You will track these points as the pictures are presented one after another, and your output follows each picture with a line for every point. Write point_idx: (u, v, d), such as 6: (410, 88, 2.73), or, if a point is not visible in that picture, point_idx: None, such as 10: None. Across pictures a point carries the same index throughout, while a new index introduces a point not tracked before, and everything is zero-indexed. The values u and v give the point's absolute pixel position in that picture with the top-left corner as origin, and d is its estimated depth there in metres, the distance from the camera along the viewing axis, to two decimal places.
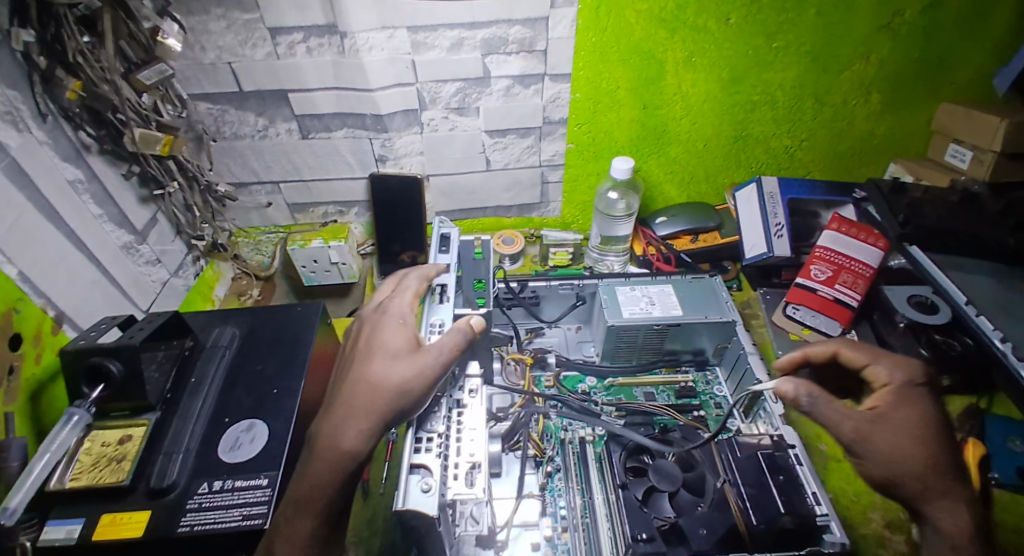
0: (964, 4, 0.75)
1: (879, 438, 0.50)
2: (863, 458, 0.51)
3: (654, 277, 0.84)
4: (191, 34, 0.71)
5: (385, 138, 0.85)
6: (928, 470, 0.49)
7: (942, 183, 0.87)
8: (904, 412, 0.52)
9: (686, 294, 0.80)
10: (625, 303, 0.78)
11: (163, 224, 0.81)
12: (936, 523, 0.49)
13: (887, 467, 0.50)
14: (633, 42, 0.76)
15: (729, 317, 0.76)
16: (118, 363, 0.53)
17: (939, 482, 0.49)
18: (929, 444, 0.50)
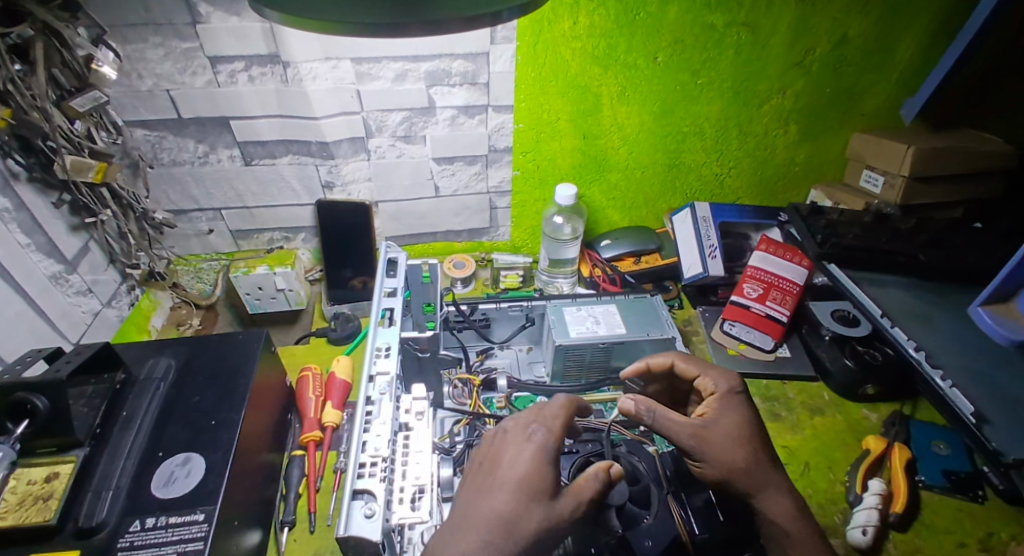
0: (860, 46, 0.84)
1: (713, 440, 0.57)
2: (702, 461, 0.57)
3: (599, 297, 0.87)
4: (128, 63, 0.70)
5: (332, 165, 0.85)
6: (749, 465, 0.57)
7: (858, 206, 0.94)
8: (730, 416, 0.60)
9: (629, 312, 0.83)
10: (572, 323, 0.80)
11: (96, 253, 0.78)
12: (765, 511, 0.56)
13: (721, 467, 0.56)
14: (570, 76, 0.80)
15: (669, 334, 0.79)
16: (44, 398, 0.53)
17: (762, 473, 0.57)
18: (750, 443, 0.58)
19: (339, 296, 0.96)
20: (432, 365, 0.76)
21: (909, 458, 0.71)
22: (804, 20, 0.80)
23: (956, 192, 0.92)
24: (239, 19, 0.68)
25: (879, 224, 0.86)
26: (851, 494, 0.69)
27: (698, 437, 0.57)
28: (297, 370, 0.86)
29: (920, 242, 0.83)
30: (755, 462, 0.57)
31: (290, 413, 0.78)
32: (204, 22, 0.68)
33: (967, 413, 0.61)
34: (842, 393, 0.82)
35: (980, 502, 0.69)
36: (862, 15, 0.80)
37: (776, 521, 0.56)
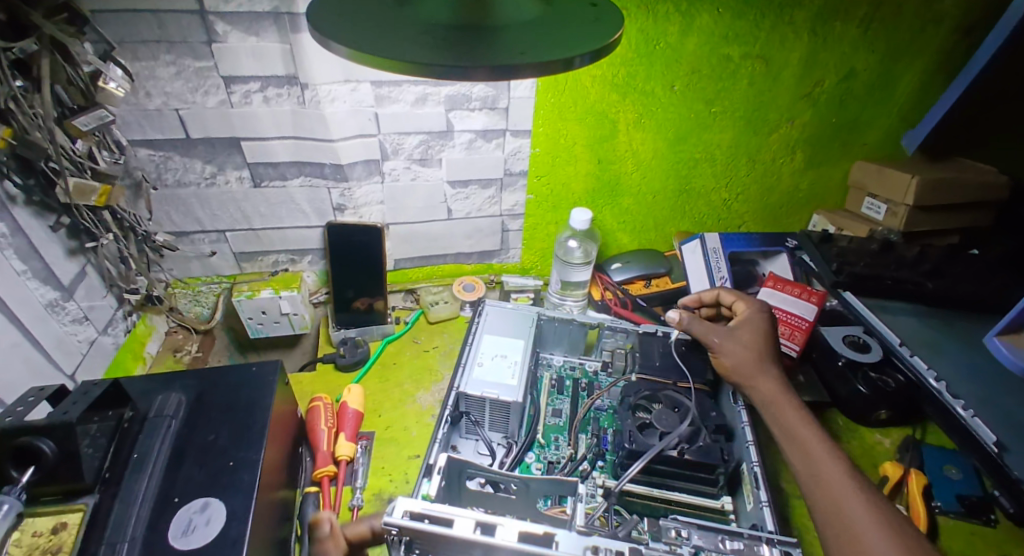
0: (867, 79, 0.86)
1: (732, 342, 0.71)
2: (721, 354, 0.71)
3: (468, 340, 0.81)
4: (137, 79, 0.67)
5: (345, 188, 0.83)
6: (753, 359, 0.69)
7: (863, 232, 0.96)
8: (752, 332, 0.72)
9: (503, 332, 0.82)
10: (497, 375, 0.74)
11: (93, 278, 0.74)
12: (763, 389, 0.66)
13: (735, 356, 0.69)
14: (589, 103, 0.80)
15: (528, 310, 0.87)
16: (51, 442, 0.50)
17: (785, 409, 0.63)
18: (760, 345, 0.70)
19: (346, 319, 0.94)
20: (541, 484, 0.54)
21: (925, 483, 0.72)
22: (815, 54, 0.82)
23: (955, 219, 0.96)
24: (257, 40, 0.66)
25: (885, 251, 0.89)
26: None
27: (716, 335, 0.72)
28: (307, 399, 0.83)
29: (927, 271, 0.86)
30: (782, 391, 0.65)
31: (301, 446, 0.74)
32: (221, 41, 0.65)
33: (988, 443, 0.62)
34: (854, 418, 0.84)
35: (992, 525, 0.70)
36: (868, 51, 0.83)
37: (774, 396, 0.65)
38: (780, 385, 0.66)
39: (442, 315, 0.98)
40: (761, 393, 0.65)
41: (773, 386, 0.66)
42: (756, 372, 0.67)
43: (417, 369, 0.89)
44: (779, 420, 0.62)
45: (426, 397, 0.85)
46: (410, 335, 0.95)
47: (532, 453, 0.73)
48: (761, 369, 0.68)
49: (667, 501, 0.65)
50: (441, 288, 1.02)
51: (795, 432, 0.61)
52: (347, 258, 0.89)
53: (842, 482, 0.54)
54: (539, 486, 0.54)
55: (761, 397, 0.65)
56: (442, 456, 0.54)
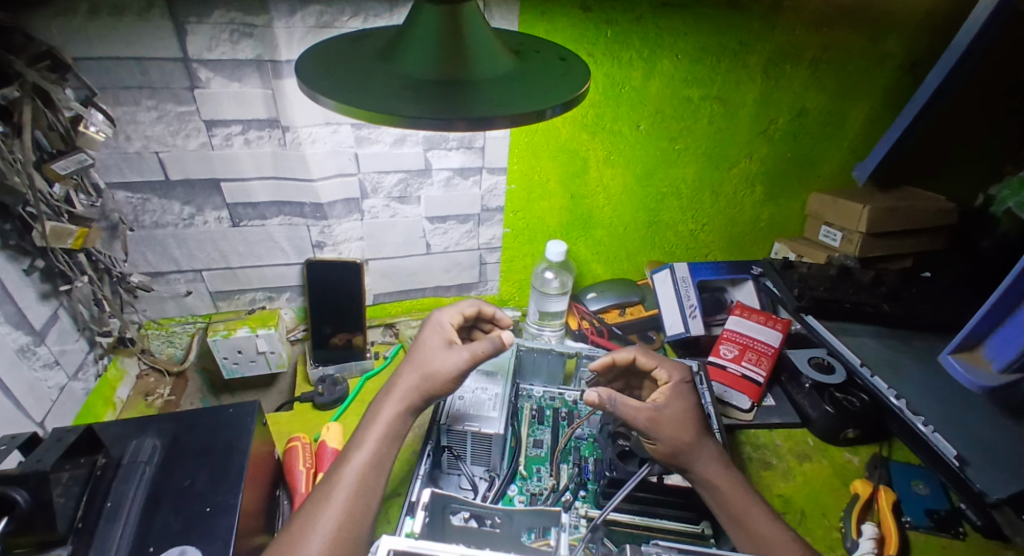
0: (815, 118, 0.94)
1: (664, 424, 0.65)
2: (656, 440, 0.64)
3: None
4: (118, 124, 0.68)
5: (324, 225, 0.85)
6: (692, 441, 0.65)
7: (821, 259, 1.02)
8: (679, 409, 0.67)
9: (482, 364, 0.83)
10: (477, 406, 0.74)
11: (65, 321, 0.73)
12: (703, 473, 0.63)
13: (672, 440, 0.64)
14: (561, 142, 0.85)
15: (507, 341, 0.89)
16: (25, 491, 0.50)
17: (734, 488, 0.63)
18: (691, 422, 0.66)
19: (324, 356, 0.93)
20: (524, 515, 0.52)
21: (894, 499, 0.75)
22: (766, 96, 0.89)
23: (906, 244, 1.03)
24: (240, 86, 0.68)
25: (843, 276, 0.95)
26: (848, 541, 0.72)
27: (646, 417, 0.65)
28: (285, 440, 0.81)
29: (882, 294, 0.91)
30: (725, 469, 0.64)
31: (278, 489, 0.72)
32: (203, 87, 0.68)
33: (951, 456, 0.67)
34: (824, 438, 0.86)
35: (961, 539, 0.73)
36: (817, 90, 0.90)
37: (716, 482, 0.63)
38: (721, 461, 0.65)
39: None
40: (705, 475, 0.63)
41: (715, 464, 0.64)
42: (696, 453, 0.64)
43: None
44: (727, 500, 0.62)
45: (408, 433, 0.85)
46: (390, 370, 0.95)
47: (515, 486, 0.73)
48: (696, 448, 0.64)
49: (647, 527, 0.66)
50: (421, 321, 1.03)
51: (746, 514, 0.61)
52: (325, 294, 0.90)
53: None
54: (522, 518, 0.52)
55: (704, 479, 0.63)
56: (426, 490, 0.53)
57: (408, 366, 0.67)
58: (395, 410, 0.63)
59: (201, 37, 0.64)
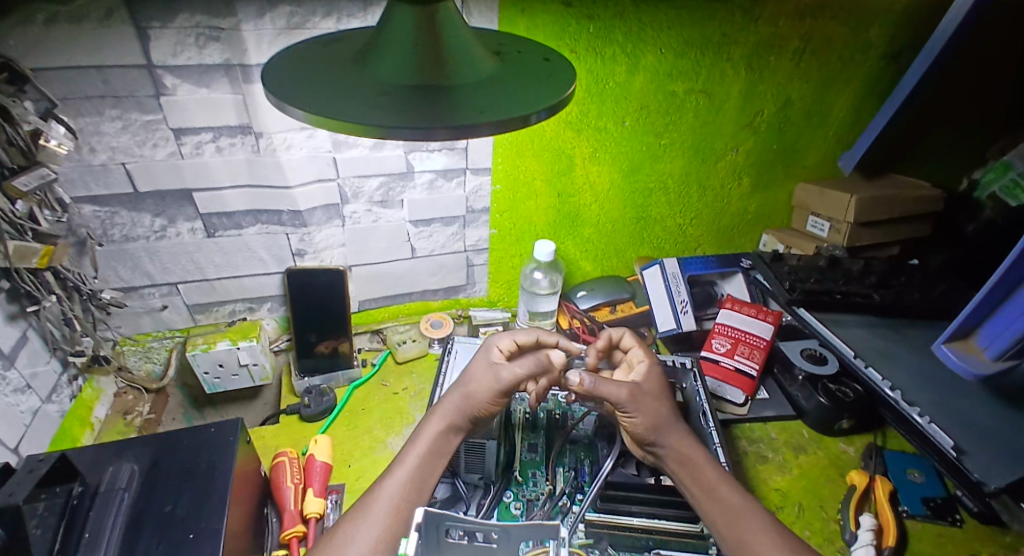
0: (801, 108, 0.93)
1: (643, 399, 0.64)
2: (633, 416, 0.63)
3: (439, 381, 0.81)
4: (80, 135, 0.65)
5: (304, 233, 0.82)
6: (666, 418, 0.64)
7: (810, 250, 1.02)
8: (653, 384, 0.68)
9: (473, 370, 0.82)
10: None
11: (35, 343, 0.69)
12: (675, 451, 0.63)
13: (649, 418, 0.63)
14: (546, 140, 0.83)
15: None
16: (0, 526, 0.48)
17: (699, 463, 0.62)
18: (664, 400, 0.66)
19: (309, 366, 0.90)
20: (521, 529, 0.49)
21: (891, 489, 0.75)
22: (752, 87, 0.87)
23: (893, 232, 1.03)
24: (208, 91, 0.65)
25: (832, 267, 0.95)
26: (846, 532, 0.71)
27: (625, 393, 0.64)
28: (271, 455, 0.79)
29: (871, 283, 0.91)
30: (689, 444, 0.63)
31: (266, 507, 0.70)
32: (169, 94, 0.64)
33: (947, 447, 0.67)
34: (818, 429, 0.86)
35: (958, 526, 0.73)
36: (802, 81, 0.89)
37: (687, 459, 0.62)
38: (684, 435, 0.64)
39: (410, 354, 0.96)
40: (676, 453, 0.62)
41: (682, 439, 0.63)
42: (664, 428, 0.63)
43: (387, 414, 0.87)
44: (697, 476, 0.61)
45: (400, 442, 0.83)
46: (378, 377, 0.93)
47: (510, 492, 0.72)
48: (663, 423, 0.63)
49: (648, 531, 0.64)
50: (408, 326, 1.01)
51: (714, 491, 0.60)
52: (308, 303, 0.87)
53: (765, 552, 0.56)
54: (521, 532, 0.49)
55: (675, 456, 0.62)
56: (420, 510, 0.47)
57: (454, 386, 0.67)
58: (438, 427, 0.63)
59: (165, 42, 0.61)
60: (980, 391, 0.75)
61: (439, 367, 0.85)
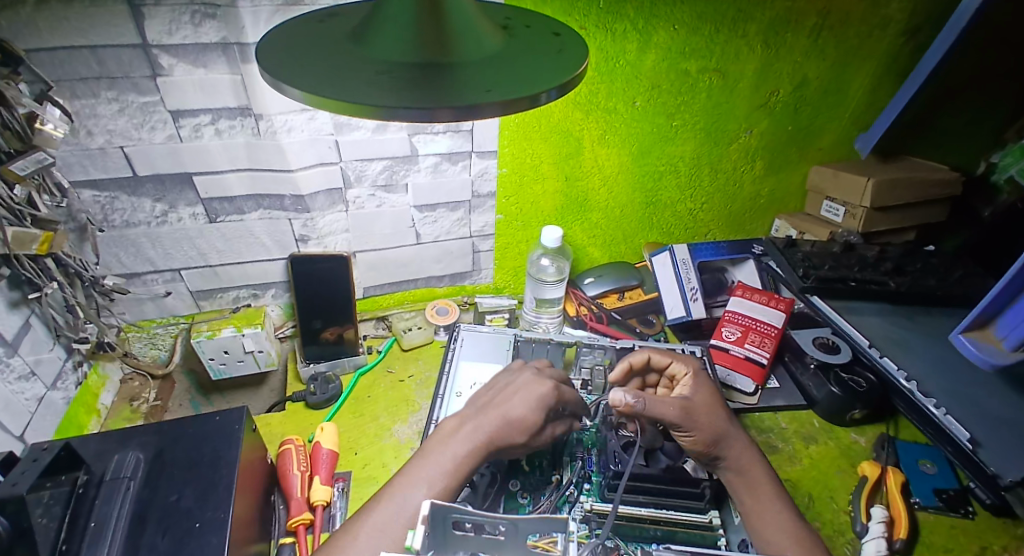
0: (818, 88, 0.90)
1: (696, 414, 0.66)
2: (690, 431, 0.65)
3: (446, 369, 0.80)
4: (77, 119, 0.63)
5: (307, 218, 0.81)
6: (722, 429, 0.66)
7: (824, 236, 1.00)
8: (704, 398, 0.69)
9: (477, 357, 0.82)
10: None
11: (38, 330, 0.69)
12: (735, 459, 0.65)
13: (709, 431, 0.65)
14: (554, 122, 0.81)
15: (505, 333, 0.87)
16: (2, 518, 0.48)
17: (756, 479, 0.63)
18: (717, 410, 0.68)
19: (315, 353, 0.90)
20: (530, 522, 0.48)
21: (903, 480, 0.74)
22: (768, 66, 0.84)
23: (911, 218, 1.00)
24: (205, 72, 0.63)
25: (847, 253, 0.92)
26: (857, 524, 0.70)
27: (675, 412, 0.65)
28: (277, 442, 0.79)
29: (887, 270, 0.89)
30: (749, 460, 0.65)
31: (272, 494, 0.69)
32: (166, 75, 0.62)
33: (963, 439, 0.65)
34: (830, 419, 0.85)
35: (971, 517, 0.72)
36: (820, 59, 0.86)
37: (744, 466, 0.64)
38: (746, 452, 0.65)
39: (416, 341, 0.95)
40: (738, 462, 0.64)
41: (742, 453, 0.65)
42: (725, 442, 0.65)
43: (392, 402, 0.86)
44: (750, 484, 0.63)
45: (406, 431, 0.82)
46: (383, 364, 0.92)
47: (517, 481, 0.70)
48: (723, 438, 0.65)
49: (655, 520, 0.65)
50: (414, 313, 0.99)
51: (762, 505, 0.61)
52: (313, 289, 0.86)
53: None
54: (529, 525, 0.48)
55: (737, 465, 0.64)
56: (425, 502, 0.46)
57: (491, 417, 0.62)
58: (466, 451, 0.59)
59: (160, 21, 0.59)
60: (997, 380, 0.73)
61: (445, 356, 0.84)
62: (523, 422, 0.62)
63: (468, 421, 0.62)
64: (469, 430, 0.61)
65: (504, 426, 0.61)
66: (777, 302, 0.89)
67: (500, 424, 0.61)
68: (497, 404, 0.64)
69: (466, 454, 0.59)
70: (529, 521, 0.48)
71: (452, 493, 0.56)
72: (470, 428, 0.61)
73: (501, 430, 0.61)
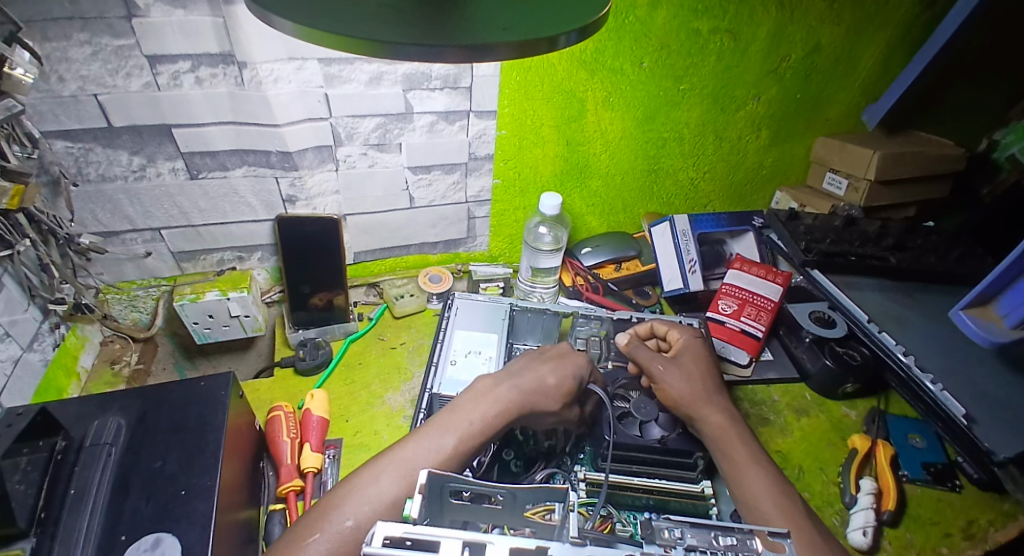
0: (833, 53, 0.86)
1: (677, 376, 0.69)
2: (663, 385, 0.68)
3: (440, 338, 0.79)
4: (46, 62, 0.58)
5: (295, 177, 0.77)
6: (697, 395, 0.67)
7: (825, 209, 0.98)
8: (691, 366, 0.71)
9: (472, 323, 0.81)
10: (467, 371, 0.73)
11: (13, 290, 0.65)
12: (707, 423, 0.65)
13: (679, 391, 0.67)
14: (557, 82, 0.76)
15: (499, 301, 0.85)
16: None
17: (732, 442, 0.63)
18: (700, 377, 0.70)
19: (304, 318, 0.87)
20: (528, 495, 0.47)
21: (892, 454, 0.75)
22: (782, 28, 0.80)
23: (912, 193, 0.99)
24: (185, 13, 0.58)
25: (848, 227, 0.92)
26: (846, 495, 0.71)
27: (655, 365, 0.70)
28: (265, 409, 0.77)
29: (888, 246, 0.89)
30: (725, 423, 0.65)
31: (262, 461, 0.68)
32: (142, 15, 0.57)
33: (958, 415, 0.65)
34: (822, 393, 0.85)
35: (958, 491, 0.73)
36: (834, 24, 0.82)
37: (715, 434, 0.64)
38: (723, 416, 0.65)
39: (408, 309, 0.93)
40: (711, 428, 0.64)
41: (719, 418, 0.65)
42: (701, 404, 0.66)
43: (384, 369, 0.84)
44: (726, 450, 0.62)
45: (397, 400, 0.80)
46: (374, 332, 0.90)
47: (511, 449, 0.70)
48: (700, 400, 0.66)
49: (648, 489, 0.64)
50: (406, 280, 0.97)
51: (740, 470, 0.60)
52: (302, 253, 0.83)
53: (775, 517, 0.55)
54: (527, 495, 0.47)
55: (710, 432, 0.64)
56: (422, 470, 0.44)
57: (519, 381, 0.63)
58: (483, 416, 0.59)
59: None
60: (991, 357, 0.74)
61: (439, 324, 0.82)
62: (551, 384, 0.63)
63: (500, 384, 0.63)
64: (500, 390, 0.62)
65: (532, 394, 0.62)
66: (776, 276, 0.88)
67: (528, 392, 0.62)
68: (522, 366, 0.67)
69: (496, 414, 0.60)
70: (524, 492, 0.47)
71: (464, 458, 0.56)
72: (506, 388, 0.62)
73: (535, 397, 0.62)
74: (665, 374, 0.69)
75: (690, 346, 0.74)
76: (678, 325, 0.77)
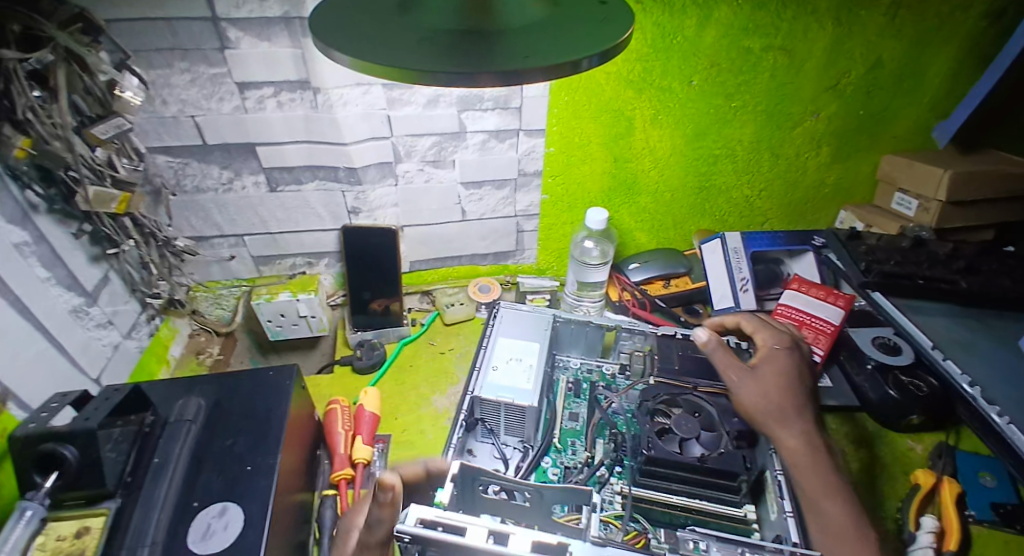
0: (900, 65, 0.82)
1: (756, 387, 0.67)
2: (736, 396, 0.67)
3: (484, 344, 0.80)
4: (152, 88, 0.68)
5: (359, 191, 0.84)
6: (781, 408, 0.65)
7: (893, 230, 0.92)
8: (775, 377, 0.68)
9: (516, 330, 0.82)
10: (517, 379, 0.72)
11: (116, 283, 0.77)
12: (784, 444, 0.62)
13: (755, 402, 0.65)
14: (604, 101, 0.79)
15: (543, 312, 0.86)
16: (73, 448, 0.51)
17: (805, 469, 0.60)
18: (783, 392, 0.66)
19: (362, 321, 0.94)
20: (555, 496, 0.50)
21: (959, 492, 0.68)
22: (840, 44, 0.78)
23: (994, 214, 0.91)
24: (269, 45, 0.67)
25: (917, 248, 0.86)
26: (905, 533, 0.66)
27: (738, 373, 0.68)
28: (324, 401, 0.84)
29: (960, 269, 0.82)
30: (804, 436, 0.63)
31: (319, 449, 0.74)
32: (234, 48, 0.66)
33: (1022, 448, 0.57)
34: (885, 423, 0.79)
35: None
36: (897, 38, 0.79)
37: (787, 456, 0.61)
38: (800, 430, 0.63)
39: (458, 317, 0.97)
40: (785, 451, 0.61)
41: (795, 441, 0.62)
42: (784, 418, 0.64)
43: (433, 372, 0.89)
44: (800, 479, 0.59)
45: (444, 401, 0.84)
46: (425, 336, 0.95)
47: (549, 458, 0.72)
48: (785, 412, 0.64)
49: (687, 508, 0.61)
50: (456, 289, 1.02)
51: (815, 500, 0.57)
52: (362, 261, 0.90)
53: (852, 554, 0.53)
54: (552, 495, 0.50)
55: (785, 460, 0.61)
56: (455, 462, 0.50)
57: None
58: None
59: None
60: None
61: (484, 332, 0.85)
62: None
63: None
64: None
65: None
66: (837, 298, 0.83)
67: None
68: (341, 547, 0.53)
69: None
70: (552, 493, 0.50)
71: None
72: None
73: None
74: (737, 382, 0.68)
75: (772, 357, 0.71)
76: (764, 329, 0.75)
